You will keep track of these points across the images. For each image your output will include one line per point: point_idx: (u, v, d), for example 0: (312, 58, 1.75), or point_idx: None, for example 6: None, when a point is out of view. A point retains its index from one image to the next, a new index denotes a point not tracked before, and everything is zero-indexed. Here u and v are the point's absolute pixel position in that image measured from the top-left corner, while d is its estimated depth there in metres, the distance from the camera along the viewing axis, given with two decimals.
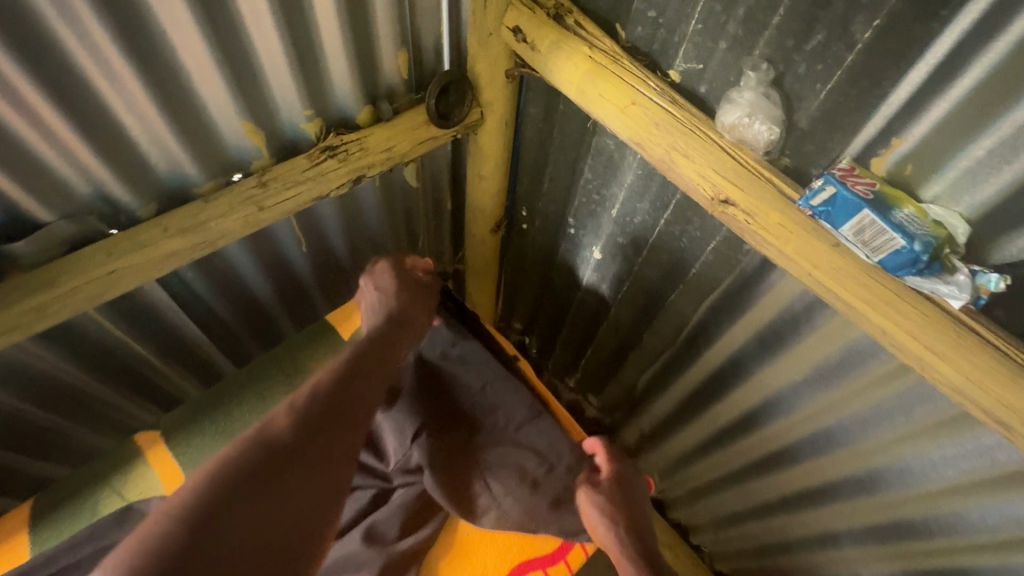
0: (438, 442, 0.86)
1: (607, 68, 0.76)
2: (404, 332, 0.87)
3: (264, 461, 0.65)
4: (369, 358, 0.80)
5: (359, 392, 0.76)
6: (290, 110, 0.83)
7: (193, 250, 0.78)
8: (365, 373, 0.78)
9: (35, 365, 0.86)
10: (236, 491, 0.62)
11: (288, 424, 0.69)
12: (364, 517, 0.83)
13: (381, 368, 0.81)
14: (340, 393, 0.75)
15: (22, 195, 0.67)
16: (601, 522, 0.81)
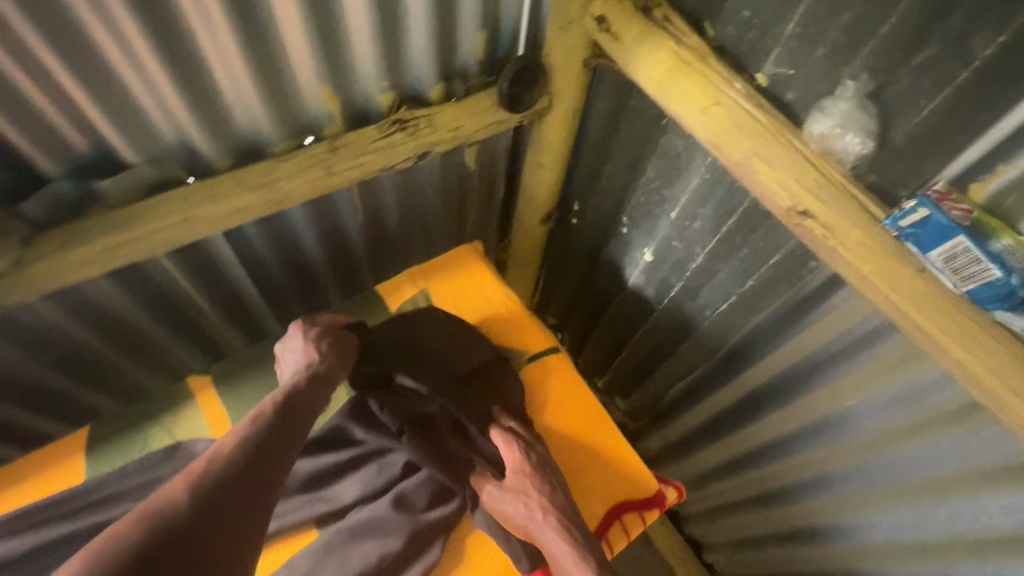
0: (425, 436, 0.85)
1: (692, 66, 0.74)
2: (323, 393, 0.79)
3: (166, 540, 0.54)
4: (284, 418, 0.71)
5: (277, 452, 0.67)
6: (368, 80, 0.84)
7: (260, 208, 0.80)
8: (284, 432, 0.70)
9: (103, 301, 0.90)
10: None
11: (188, 494, 0.58)
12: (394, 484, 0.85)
13: (299, 427, 0.72)
14: (256, 454, 0.65)
15: (114, 134, 0.70)
16: (512, 514, 0.79)
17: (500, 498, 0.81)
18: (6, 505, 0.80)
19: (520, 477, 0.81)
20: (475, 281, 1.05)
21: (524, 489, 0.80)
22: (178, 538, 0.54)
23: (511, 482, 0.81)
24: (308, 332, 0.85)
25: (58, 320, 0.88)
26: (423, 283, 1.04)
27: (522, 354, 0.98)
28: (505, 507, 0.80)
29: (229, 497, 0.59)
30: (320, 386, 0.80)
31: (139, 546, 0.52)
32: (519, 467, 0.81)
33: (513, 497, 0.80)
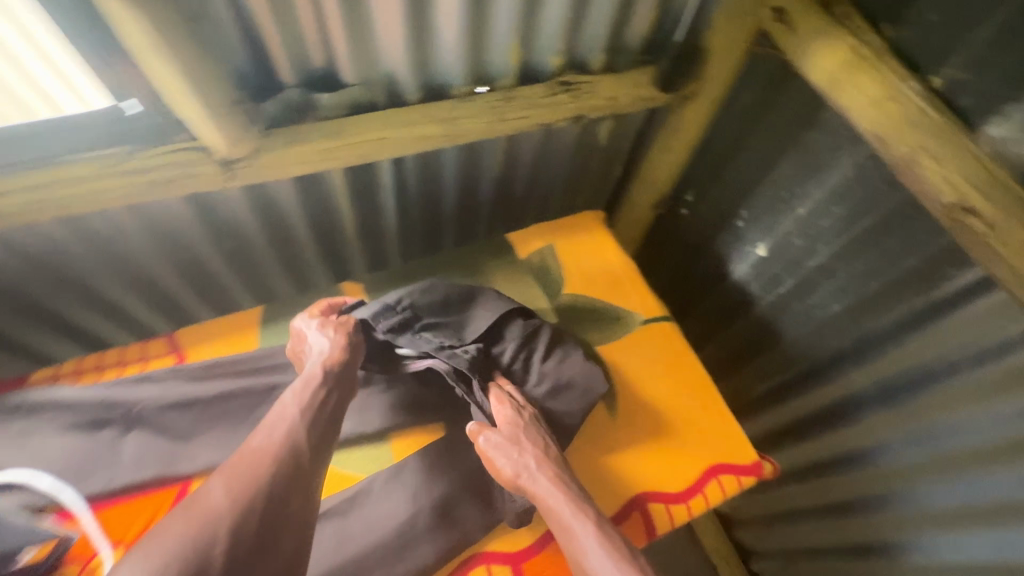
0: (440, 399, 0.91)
1: (868, 61, 0.78)
2: (346, 386, 0.80)
3: (206, 545, 0.59)
4: (313, 416, 0.74)
5: (307, 447, 0.71)
6: (549, 41, 0.92)
7: (439, 140, 0.91)
8: (314, 426, 0.73)
9: (279, 204, 1.02)
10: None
11: (223, 495, 0.63)
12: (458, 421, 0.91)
13: (325, 423, 0.75)
14: (287, 455, 0.68)
15: (345, 57, 0.80)
16: (506, 465, 0.78)
17: (495, 448, 0.79)
18: (195, 357, 0.88)
19: (516, 431, 0.80)
20: (597, 245, 1.11)
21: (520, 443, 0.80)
22: (219, 532, 0.60)
23: (503, 435, 0.80)
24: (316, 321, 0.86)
25: (243, 214, 1.01)
26: (552, 239, 1.11)
27: (635, 317, 1.03)
28: (499, 456, 0.79)
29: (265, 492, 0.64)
30: (348, 377, 0.80)
31: (185, 547, 0.58)
32: (513, 422, 0.81)
33: (506, 450, 0.79)
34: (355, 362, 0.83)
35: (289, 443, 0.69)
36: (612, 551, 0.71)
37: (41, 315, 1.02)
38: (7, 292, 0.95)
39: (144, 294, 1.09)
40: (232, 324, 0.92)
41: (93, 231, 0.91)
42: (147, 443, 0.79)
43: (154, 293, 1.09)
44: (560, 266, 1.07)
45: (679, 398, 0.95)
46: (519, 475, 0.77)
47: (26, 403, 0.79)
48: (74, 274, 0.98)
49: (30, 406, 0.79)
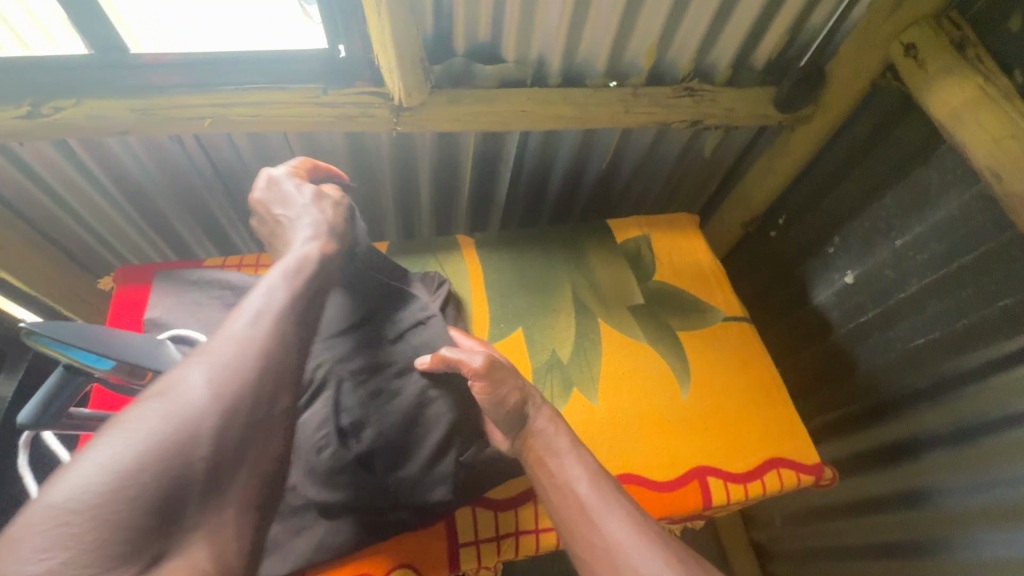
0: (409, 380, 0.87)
1: (994, 100, 0.83)
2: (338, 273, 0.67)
3: (187, 443, 0.46)
4: (304, 298, 0.59)
5: (297, 329, 0.56)
6: (682, 50, 1.01)
7: (570, 121, 1.02)
8: (303, 306, 0.59)
9: (416, 159, 1.16)
10: (142, 496, 0.42)
11: (200, 380, 0.49)
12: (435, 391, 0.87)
13: (308, 304, 0.60)
14: (274, 343, 0.53)
15: (510, 37, 0.92)
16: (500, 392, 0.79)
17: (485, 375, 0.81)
18: None
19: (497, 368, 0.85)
20: (688, 245, 1.19)
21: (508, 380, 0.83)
22: (203, 422, 0.47)
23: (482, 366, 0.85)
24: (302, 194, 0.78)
25: (385, 162, 1.16)
26: (652, 233, 1.19)
27: (717, 314, 1.09)
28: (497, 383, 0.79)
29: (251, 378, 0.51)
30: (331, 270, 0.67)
31: (159, 439, 0.45)
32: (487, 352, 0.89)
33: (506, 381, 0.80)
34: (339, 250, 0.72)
35: (273, 330, 0.54)
36: (619, 506, 0.67)
37: (206, 217, 1.21)
38: (189, 192, 1.14)
39: None
40: None
41: (268, 152, 1.09)
42: None
43: None
44: (656, 257, 1.15)
45: (740, 391, 1.00)
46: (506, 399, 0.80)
47: (203, 278, 0.95)
48: (241, 187, 1.16)
49: (205, 281, 0.95)
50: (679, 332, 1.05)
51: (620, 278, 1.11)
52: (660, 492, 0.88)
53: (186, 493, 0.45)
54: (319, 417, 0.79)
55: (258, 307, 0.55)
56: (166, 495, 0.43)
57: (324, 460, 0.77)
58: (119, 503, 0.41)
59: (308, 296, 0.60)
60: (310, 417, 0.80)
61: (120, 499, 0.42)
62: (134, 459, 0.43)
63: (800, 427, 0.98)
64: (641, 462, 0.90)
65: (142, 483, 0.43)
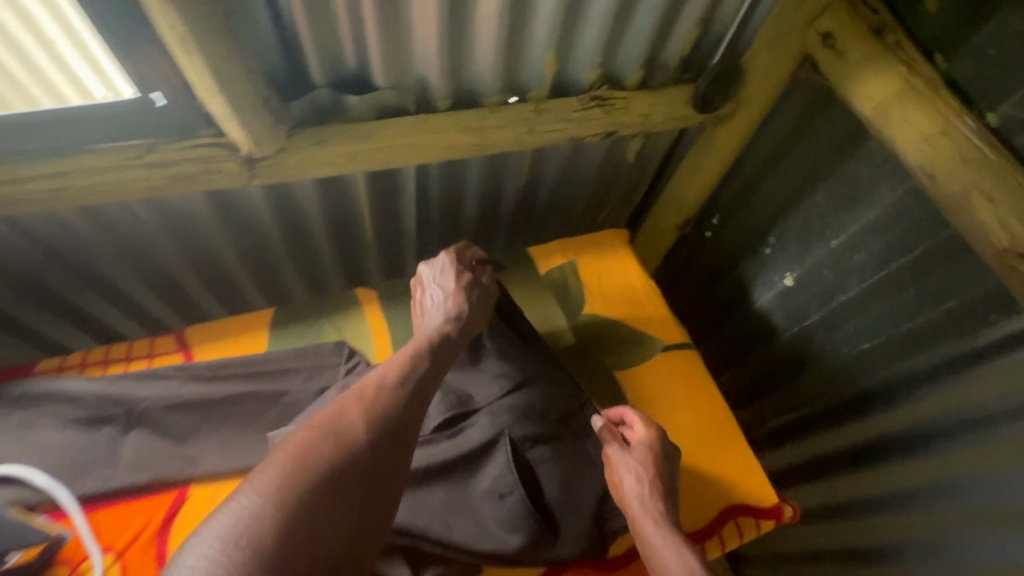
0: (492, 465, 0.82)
1: (920, 93, 0.75)
2: (460, 335, 0.82)
3: (337, 476, 0.61)
4: (435, 365, 0.75)
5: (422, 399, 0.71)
6: (585, 56, 0.89)
7: (468, 149, 0.89)
8: (430, 378, 0.74)
9: (298, 204, 1.00)
10: (299, 513, 0.57)
11: (358, 429, 0.65)
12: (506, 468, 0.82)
13: (440, 371, 0.76)
14: (407, 408, 0.68)
15: (377, 59, 0.78)
16: (631, 479, 0.79)
17: (623, 464, 0.80)
18: (203, 357, 0.86)
19: (652, 457, 0.80)
20: (618, 265, 1.08)
21: (654, 470, 0.79)
22: (351, 465, 0.62)
23: (643, 456, 0.80)
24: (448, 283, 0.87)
25: (262, 213, 0.98)
26: (578, 258, 1.09)
27: (656, 344, 1.00)
28: (630, 467, 0.79)
29: (394, 437, 0.66)
30: (450, 349, 0.79)
31: (322, 471, 0.60)
32: (649, 440, 0.82)
33: (636, 471, 0.79)
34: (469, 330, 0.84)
35: (410, 391, 0.70)
36: None
37: (55, 303, 1.01)
38: (23, 279, 0.94)
39: (157, 287, 1.08)
40: (244, 324, 0.91)
41: (111, 222, 0.90)
42: (145, 442, 0.76)
43: (166, 286, 1.08)
44: (585, 286, 1.05)
45: (690, 429, 0.92)
46: (642, 493, 0.77)
47: (31, 393, 0.77)
48: (91, 265, 0.97)
49: (34, 396, 0.77)
50: (616, 372, 0.96)
51: (545, 315, 1.00)
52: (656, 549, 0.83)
53: (326, 514, 0.58)
54: (501, 480, 0.80)
55: (404, 367, 0.72)
56: (314, 514, 0.58)
57: (505, 509, 0.79)
58: (287, 515, 0.57)
59: (433, 368, 0.75)
60: (487, 482, 0.81)
61: (284, 512, 0.57)
62: (303, 483, 0.59)
63: (757, 465, 0.90)
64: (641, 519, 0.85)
65: (301, 503, 0.58)
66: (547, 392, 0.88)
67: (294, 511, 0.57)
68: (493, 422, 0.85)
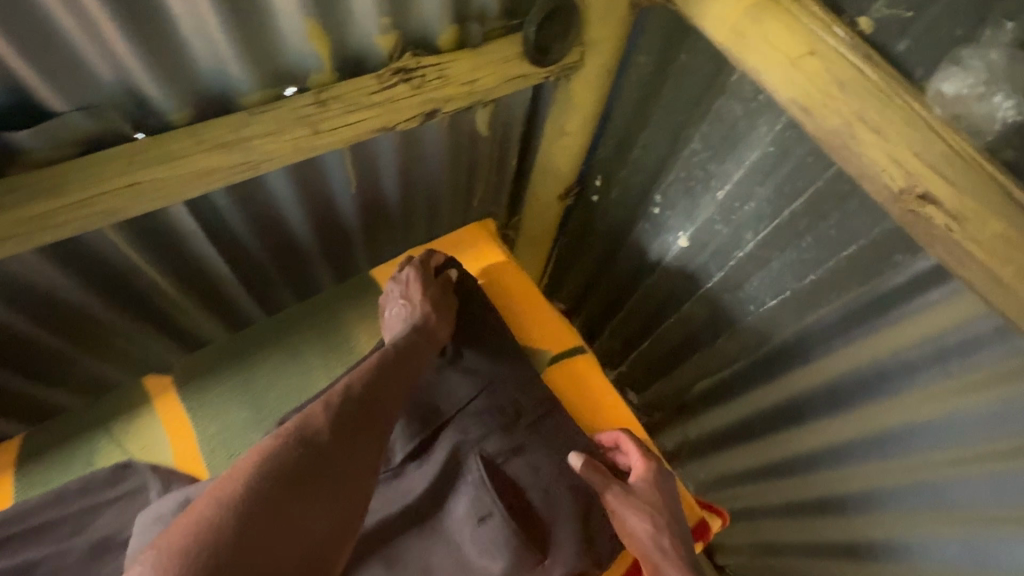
0: (466, 482, 0.72)
1: (777, 4, 0.58)
2: (427, 335, 0.75)
3: (305, 473, 0.55)
4: (400, 362, 0.70)
5: (388, 396, 0.66)
6: (364, 16, 0.67)
7: (231, 172, 0.65)
8: (397, 376, 0.68)
9: (38, 283, 0.74)
10: (265, 516, 0.51)
11: (325, 423, 0.59)
12: (483, 491, 0.70)
13: (411, 369, 0.70)
14: (372, 404, 0.64)
15: (28, 69, 0.53)
16: (641, 525, 0.69)
17: (627, 506, 0.70)
18: None
19: (659, 489, 0.73)
20: (488, 266, 0.93)
21: (665, 502, 0.72)
22: (317, 462, 0.56)
23: (653, 491, 0.72)
24: (411, 283, 0.81)
25: None
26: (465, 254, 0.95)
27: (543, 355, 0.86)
28: (639, 507, 0.70)
29: (361, 435, 0.60)
30: (418, 346, 0.73)
31: (285, 469, 0.54)
32: (653, 474, 0.73)
33: (643, 511, 0.70)
34: (439, 335, 0.77)
35: (376, 385, 0.65)
36: None
37: None
38: None
39: None
40: None
41: None
42: None
43: None
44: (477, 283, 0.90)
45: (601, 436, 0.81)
46: (657, 536, 0.69)
47: None
48: None
49: None
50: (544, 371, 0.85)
51: None
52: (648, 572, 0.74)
53: (286, 518, 0.52)
54: (477, 501, 0.70)
55: (374, 368, 0.67)
56: (281, 513, 0.52)
57: (484, 536, 0.68)
58: (252, 517, 0.50)
59: (399, 364, 0.69)
60: (462, 506, 0.70)
61: (242, 513, 0.50)
62: (265, 483, 0.53)
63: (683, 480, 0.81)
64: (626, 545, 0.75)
65: (262, 504, 0.51)
66: (516, 392, 0.78)
67: (263, 510, 0.51)
68: (456, 440, 0.74)
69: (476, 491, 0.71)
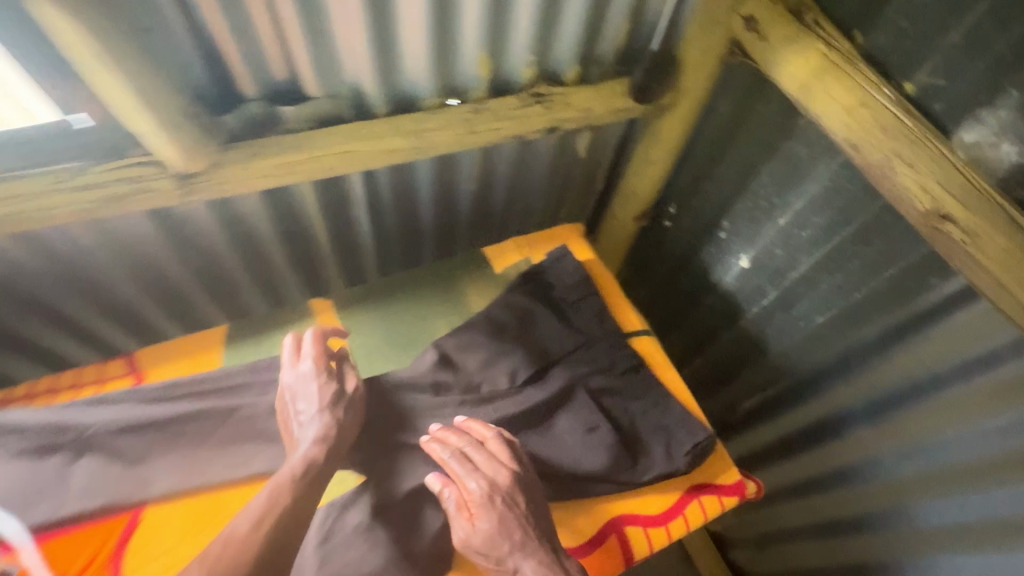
0: (572, 407, 0.87)
1: (838, 70, 0.76)
2: (329, 453, 0.72)
3: None
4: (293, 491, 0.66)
5: (286, 534, 0.62)
6: (518, 53, 0.90)
7: (409, 153, 0.89)
8: (292, 512, 0.64)
9: (248, 219, 1.00)
10: None
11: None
12: (587, 411, 0.86)
13: (309, 500, 0.67)
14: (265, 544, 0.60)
15: (306, 67, 0.79)
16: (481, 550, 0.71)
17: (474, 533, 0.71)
18: (156, 377, 0.86)
19: (507, 525, 0.71)
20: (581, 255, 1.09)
21: (515, 533, 0.70)
22: None
23: (494, 524, 0.71)
24: (306, 392, 0.77)
25: (211, 231, 0.99)
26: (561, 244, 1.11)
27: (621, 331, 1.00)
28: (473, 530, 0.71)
29: None
30: (315, 471, 0.69)
31: None
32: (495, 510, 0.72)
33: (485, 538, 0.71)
34: (339, 444, 0.74)
35: (267, 522, 0.63)
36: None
37: (3, 336, 0.99)
38: None
39: (115, 316, 1.07)
40: (199, 342, 0.91)
41: (56, 253, 0.89)
42: (99, 466, 0.76)
43: (123, 312, 1.07)
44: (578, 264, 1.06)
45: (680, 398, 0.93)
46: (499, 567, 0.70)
47: None
48: (37, 296, 0.95)
49: None
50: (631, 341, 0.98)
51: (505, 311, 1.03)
52: (660, 524, 0.82)
53: None
54: (586, 416, 0.86)
55: (263, 509, 0.63)
56: None
57: (592, 441, 0.83)
58: None
59: (298, 499, 0.66)
60: (572, 421, 0.86)
61: None
62: None
63: (684, 470, 0.84)
64: (637, 500, 0.83)
65: None
66: (608, 350, 0.94)
67: None
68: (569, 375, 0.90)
69: (582, 411, 0.86)
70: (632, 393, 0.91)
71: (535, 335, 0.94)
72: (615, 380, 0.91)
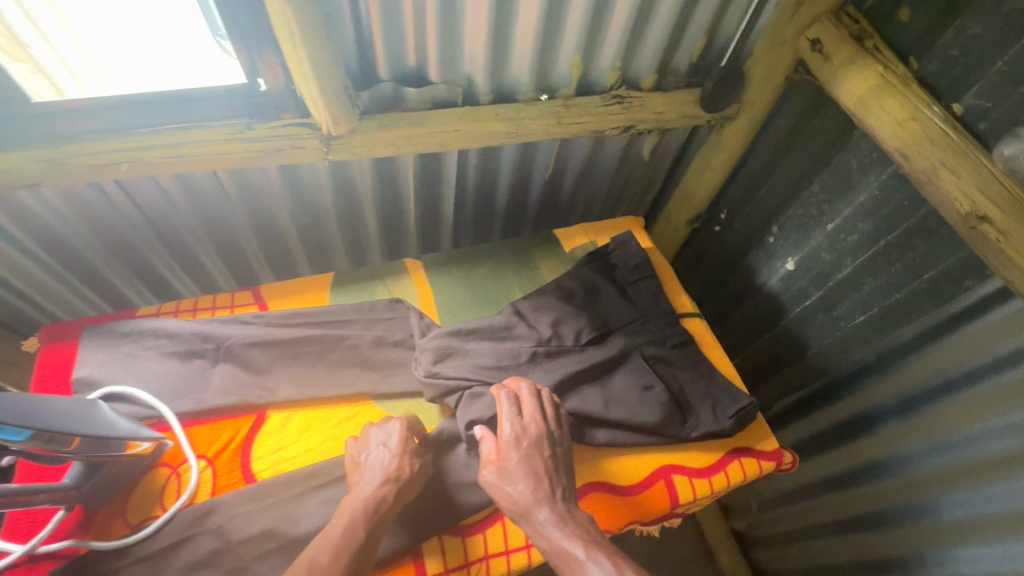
0: (630, 367, 0.97)
1: (894, 88, 0.87)
2: (397, 493, 0.77)
3: None
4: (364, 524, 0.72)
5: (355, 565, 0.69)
6: (607, 60, 1.04)
7: (505, 136, 1.03)
8: (362, 545, 0.71)
9: (355, 184, 1.15)
10: None
11: None
12: (643, 372, 0.96)
13: (377, 535, 0.73)
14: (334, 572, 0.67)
15: (433, 57, 0.94)
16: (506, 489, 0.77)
17: (501, 474, 0.79)
18: (276, 307, 1.01)
19: (531, 466, 0.78)
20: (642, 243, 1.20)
21: (537, 475, 0.77)
22: None
23: (520, 466, 0.78)
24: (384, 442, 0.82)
25: (324, 192, 1.14)
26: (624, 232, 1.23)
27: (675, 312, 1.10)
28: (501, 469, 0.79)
29: None
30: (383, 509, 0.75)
31: None
32: (522, 454, 0.79)
33: (513, 477, 0.78)
34: (409, 489, 0.78)
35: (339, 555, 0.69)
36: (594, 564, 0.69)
37: (140, 265, 1.17)
38: (120, 242, 1.09)
39: (230, 259, 1.23)
40: (311, 283, 1.06)
41: (201, 197, 1.06)
42: (231, 371, 0.90)
43: (236, 257, 1.23)
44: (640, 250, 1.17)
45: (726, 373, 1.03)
46: (519, 511, 0.75)
47: (136, 329, 0.91)
48: (177, 233, 1.12)
49: (138, 332, 0.91)
50: (684, 321, 1.09)
51: None
52: (703, 475, 0.92)
53: None
54: (642, 375, 0.96)
55: (339, 546, 0.69)
56: None
57: (648, 397, 0.93)
58: None
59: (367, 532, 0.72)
60: (629, 379, 0.96)
61: None
62: None
63: (729, 430, 0.94)
64: (681, 454, 0.94)
65: None
66: (662, 324, 1.04)
67: None
68: (627, 341, 1.00)
69: (638, 371, 0.97)
70: (683, 363, 1.00)
71: (598, 305, 1.05)
72: (669, 350, 1.01)
